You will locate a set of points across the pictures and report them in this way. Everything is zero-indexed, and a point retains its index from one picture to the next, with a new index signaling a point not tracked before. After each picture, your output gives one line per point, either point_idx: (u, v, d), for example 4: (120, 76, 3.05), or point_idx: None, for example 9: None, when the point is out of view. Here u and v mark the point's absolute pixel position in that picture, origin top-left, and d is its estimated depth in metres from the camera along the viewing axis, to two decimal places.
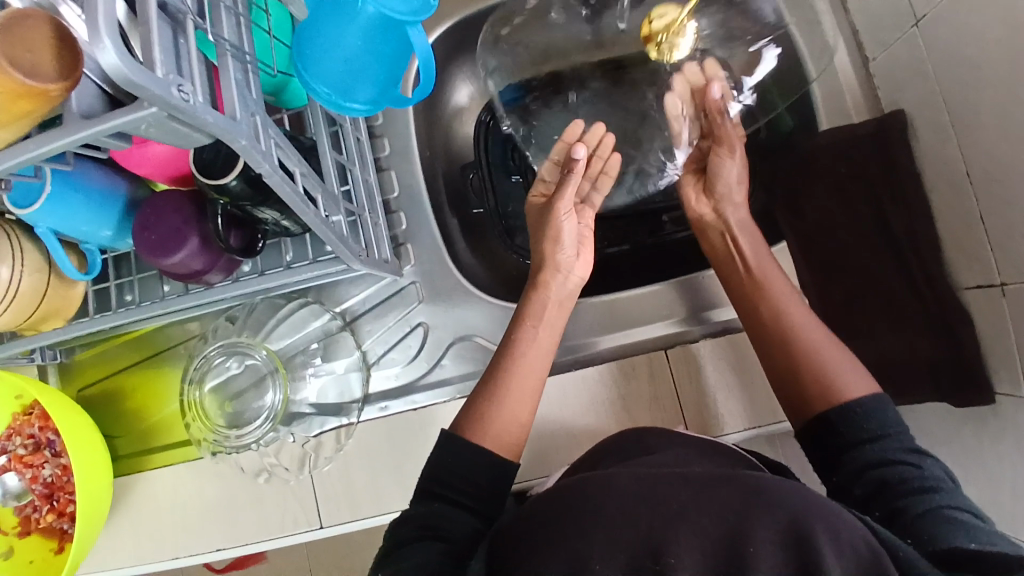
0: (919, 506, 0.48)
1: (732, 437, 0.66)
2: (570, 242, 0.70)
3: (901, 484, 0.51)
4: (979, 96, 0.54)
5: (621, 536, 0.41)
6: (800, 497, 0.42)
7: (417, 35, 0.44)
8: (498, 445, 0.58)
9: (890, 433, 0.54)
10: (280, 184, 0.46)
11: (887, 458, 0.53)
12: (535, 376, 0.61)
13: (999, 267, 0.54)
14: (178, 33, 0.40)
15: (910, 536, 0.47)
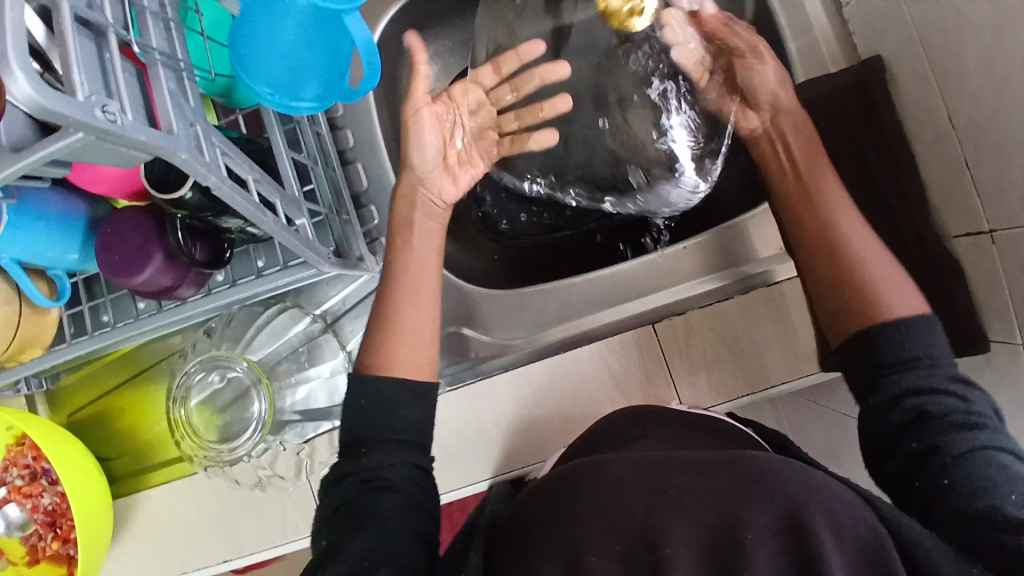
0: (959, 442, 0.47)
1: (725, 406, 0.66)
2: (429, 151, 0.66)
3: (945, 417, 0.48)
4: (961, 40, 0.51)
5: (615, 527, 0.41)
6: (797, 480, 0.42)
7: (356, 22, 0.42)
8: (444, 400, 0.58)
9: (937, 359, 0.51)
10: (232, 194, 0.44)
11: (938, 386, 0.49)
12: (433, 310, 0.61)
13: (986, 213, 0.52)
14: (102, 48, 0.38)
15: (946, 478, 0.46)
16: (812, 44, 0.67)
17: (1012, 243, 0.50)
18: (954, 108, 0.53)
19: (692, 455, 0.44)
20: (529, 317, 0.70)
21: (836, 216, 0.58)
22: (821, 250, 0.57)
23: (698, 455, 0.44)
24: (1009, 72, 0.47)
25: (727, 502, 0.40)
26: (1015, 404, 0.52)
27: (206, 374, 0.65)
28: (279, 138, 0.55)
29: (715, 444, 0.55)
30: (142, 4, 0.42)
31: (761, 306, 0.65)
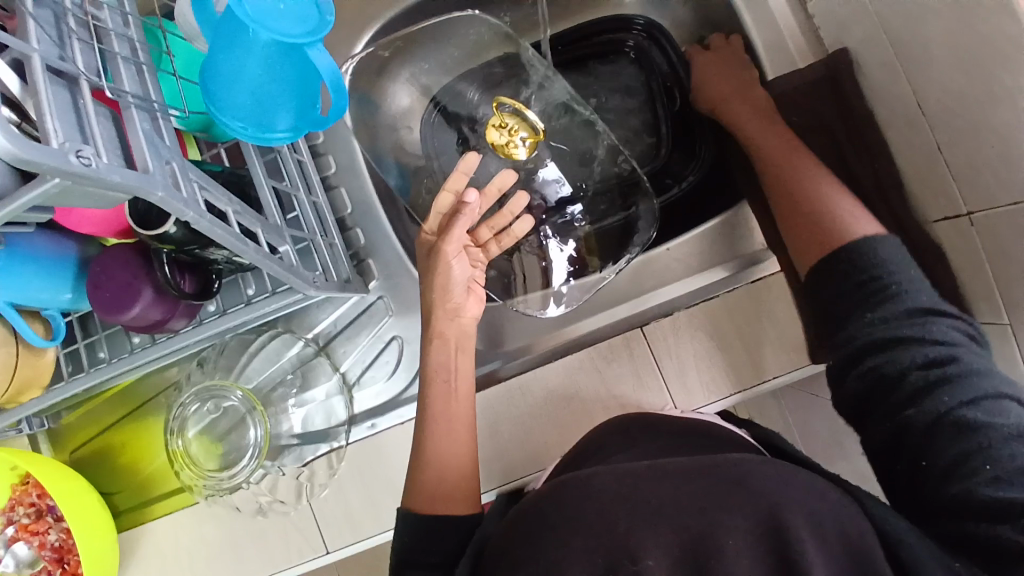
0: (931, 405, 0.45)
1: (713, 408, 0.66)
2: (461, 289, 0.63)
3: (907, 375, 0.47)
4: (923, 25, 0.51)
5: (597, 541, 0.41)
6: (776, 479, 0.43)
7: (318, 53, 0.44)
8: (440, 423, 0.59)
9: (891, 309, 0.50)
10: (211, 227, 0.45)
11: (896, 339, 0.48)
12: (468, 424, 0.60)
13: (964, 198, 0.53)
14: (75, 95, 0.39)
15: (926, 458, 0.44)
16: (778, 41, 0.69)
17: (991, 225, 0.51)
18: (922, 95, 0.54)
19: (678, 464, 0.45)
20: (529, 328, 0.75)
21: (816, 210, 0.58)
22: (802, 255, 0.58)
23: (686, 465, 0.45)
24: (970, 55, 0.48)
25: (712, 508, 0.42)
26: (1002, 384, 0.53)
27: (202, 404, 0.66)
28: (258, 169, 0.55)
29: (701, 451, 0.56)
30: (113, 50, 0.44)
31: (748, 304, 0.65)
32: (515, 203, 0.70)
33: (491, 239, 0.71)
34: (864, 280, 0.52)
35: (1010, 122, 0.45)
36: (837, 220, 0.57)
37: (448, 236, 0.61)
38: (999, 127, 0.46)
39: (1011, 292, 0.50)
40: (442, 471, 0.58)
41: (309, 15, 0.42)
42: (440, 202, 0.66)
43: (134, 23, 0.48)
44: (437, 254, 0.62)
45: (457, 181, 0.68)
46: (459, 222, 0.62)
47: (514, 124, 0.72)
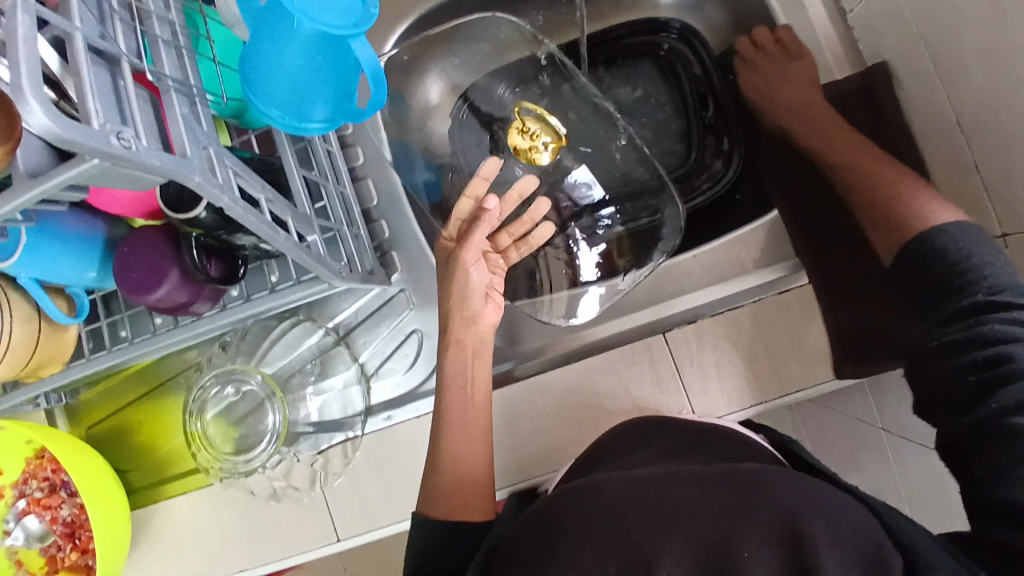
0: (984, 410, 0.42)
1: (734, 417, 0.65)
2: (479, 295, 0.63)
3: (968, 374, 0.43)
4: (963, 40, 0.52)
5: (610, 550, 0.41)
6: (794, 490, 0.44)
7: (361, 45, 0.43)
8: (455, 423, 0.60)
9: (960, 301, 0.46)
10: (244, 215, 0.45)
11: (965, 336, 0.45)
12: (483, 428, 0.60)
13: (999, 217, 0.52)
14: (116, 77, 0.39)
15: (979, 465, 0.42)
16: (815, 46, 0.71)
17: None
18: (958, 106, 0.54)
19: (697, 474, 0.46)
20: (547, 329, 0.74)
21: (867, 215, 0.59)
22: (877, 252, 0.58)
23: (704, 477, 0.45)
24: (1011, 71, 0.48)
25: (729, 516, 0.42)
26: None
27: (222, 387, 0.67)
28: (290, 158, 0.55)
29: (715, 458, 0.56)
30: (155, 33, 0.44)
31: (772, 313, 0.64)
32: (536, 209, 0.70)
33: (511, 245, 0.70)
34: (938, 275, 0.49)
35: None
36: (913, 212, 0.54)
37: (467, 244, 0.60)
38: None
39: None
40: (455, 468, 0.58)
41: (353, 8, 0.42)
42: (461, 208, 0.66)
43: (176, 7, 0.48)
44: (455, 259, 0.61)
45: (478, 186, 0.68)
46: (480, 230, 0.62)
47: (536, 130, 0.73)
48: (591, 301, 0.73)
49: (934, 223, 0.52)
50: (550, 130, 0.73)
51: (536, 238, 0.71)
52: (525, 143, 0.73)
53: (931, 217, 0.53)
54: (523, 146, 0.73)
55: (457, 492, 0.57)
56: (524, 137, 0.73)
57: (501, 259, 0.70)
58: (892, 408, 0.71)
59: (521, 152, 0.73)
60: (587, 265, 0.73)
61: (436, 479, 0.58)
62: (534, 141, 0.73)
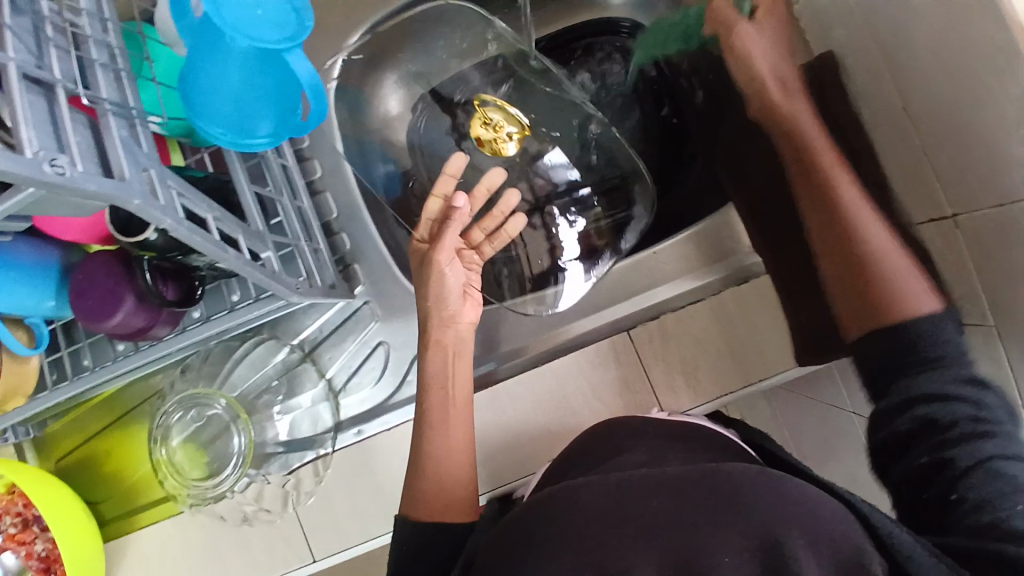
0: (961, 457, 0.47)
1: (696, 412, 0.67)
2: (456, 296, 0.62)
3: (952, 427, 0.48)
4: (908, 29, 0.52)
5: (585, 559, 0.41)
6: (771, 492, 0.43)
7: (297, 59, 0.43)
8: (438, 437, 0.59)
9: (950, 360, 0.50)
10: (189, 235, 0.44)
11: (951, 392, 0.49)
12: (464, 441, 0.59)
13: (948, 200, 0.52)
14: (52, 104, 0.39)
15: (954, 492, 0.47)
16: None
17: (977, 228, 0.50)
18: (908, 96, 0.54)
19: (671, 474, 0.45)
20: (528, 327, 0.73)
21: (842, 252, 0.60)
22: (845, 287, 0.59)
23: (679, 479, 0.45)
24: (958, 57, 0.47)
25: (704, 525, 0.42)
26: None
27: (185, 412, 0.66)
28: (240, 175, 0.55)
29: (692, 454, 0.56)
30: (91, 57, 0.43)
31: (735, 306, 0.65)
32: (506, 202, 0.71)
33: (484, 241, 0.71)
34: (912, 347, 0.52)
35: (998, 127, 0.46)
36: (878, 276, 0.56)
37: (438, 244, 0.61)
38: (986, 134, 0.47)
39: (1007, 304, 0.48)
40: (435, 474, 0.58)
41: (287, 22, 0.42)
42: (430, 208, 0.67)
43: (115, 30, 0.47)
44: (431, 264, 0.61)
45: (445, 184, 0.69)
46: (452, 228, 0.63)
47: (499, 119, 0.72)
48: (576, 284, 0.72)
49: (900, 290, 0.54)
50: (512, 118, 0.72)
51: (510, 231, 0.71)
52: (490, 135, 0.72)
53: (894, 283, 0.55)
54: (484, 137, 0.72)
55: (441, 494, 0.57)
56: (485, 128, 0.72)
57: (476, 255, 0.70)
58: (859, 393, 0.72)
59: (484, 143, 0.73)
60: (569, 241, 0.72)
61: (420, 484, 0.57)
62: (497, 132, 0.72)
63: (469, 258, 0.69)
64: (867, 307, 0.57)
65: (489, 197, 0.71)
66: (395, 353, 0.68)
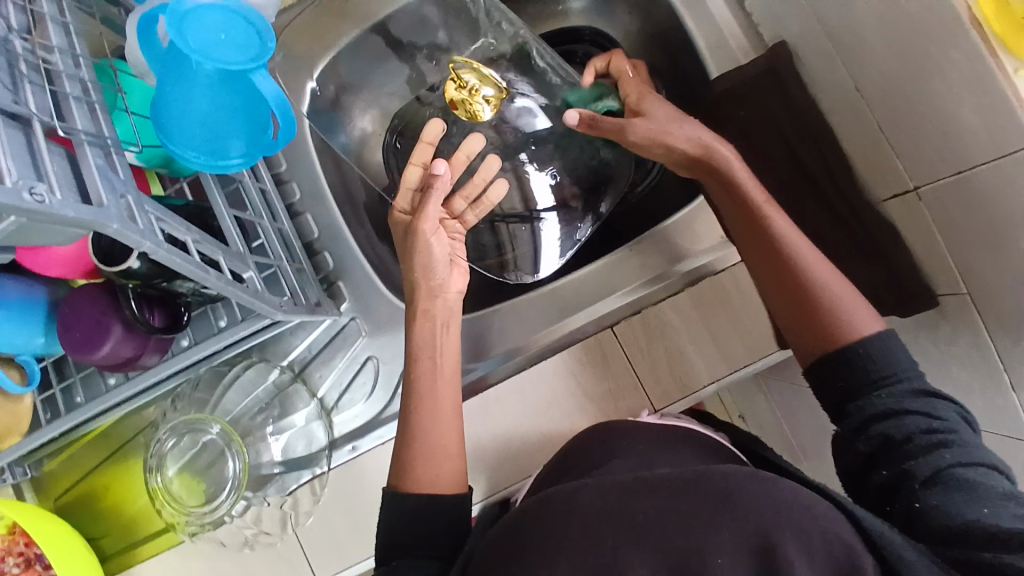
0: (925, 466, 0.46)
1: (674, 409, 0.68)
2: (444, 265, 0.63)
3: (912, 439, 0.48)
4: (854, 12, 0.54)
5: (581, 561, 0.42)
6: (766, 491, 0.44)
7: (263, 78, 0.45)
8: (430, 456, 0.58)
9: (898, 377, 0.51)
10: (170, 256, 0.45)
11: (899, 407, 0.50)
12: (453, 424, 0.59)
13: (909, 173, 0.55)
14: (29, 137, 0.40)
15: (918, 500, 0.46)
16: (720, 40, 0.69)
17: (937, 197, 0.53)
18: (858, 78, 0.57)
19: None
20: (516, 327, 0.72)
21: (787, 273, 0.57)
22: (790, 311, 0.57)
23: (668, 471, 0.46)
24: (902, 33, 0.49)
25: (699, 526, 0.42)
26: (954, 350, 0.55)
27: (180, 439, 0.66)
28: (218, 200, 0.56)
29: (681, 462, 0.58)
30: (65, 91, 0.44)
31: (712, 297, 0.67)
32: (488, 167, 0.67)
33: (466, 209, 0.69)
34: (864, 376, 0.52)
35: (946, 94, 0.47)
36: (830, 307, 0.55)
37: (422, 215, 0.60)
38: (937, 101, 0.49)
39: (970, 265, 0.51)
40: (424, 444, 0.58)
41: (251, 44, 0.44)
42: (409, 177, 0.65)
43: (88, 65, 0.48)
44: (414, 234, 0.61)
45: (423, 152, 0.66)
46: (434, 198, 0.62)
47: (474, 82, 0.65)
48: (552, 237, 0.73)
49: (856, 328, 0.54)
50: (488, 77, 0.65)
51: (491, 199, 0.69)
52: (466, 97, 0.65)
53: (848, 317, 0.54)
54: (457, 99, 0.65)
55: (429, 464, 0.58)
56: (459, 87, 0.65)
57: (457, 224, 0.69)
58: None
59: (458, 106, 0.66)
60: (541, 191, 0.70)
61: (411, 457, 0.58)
62: (473, 92, 0.65)
63: (449, 228, 0.68)
64: (814, 334, 0.55)
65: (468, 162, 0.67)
66: (383, 367, 0.69)
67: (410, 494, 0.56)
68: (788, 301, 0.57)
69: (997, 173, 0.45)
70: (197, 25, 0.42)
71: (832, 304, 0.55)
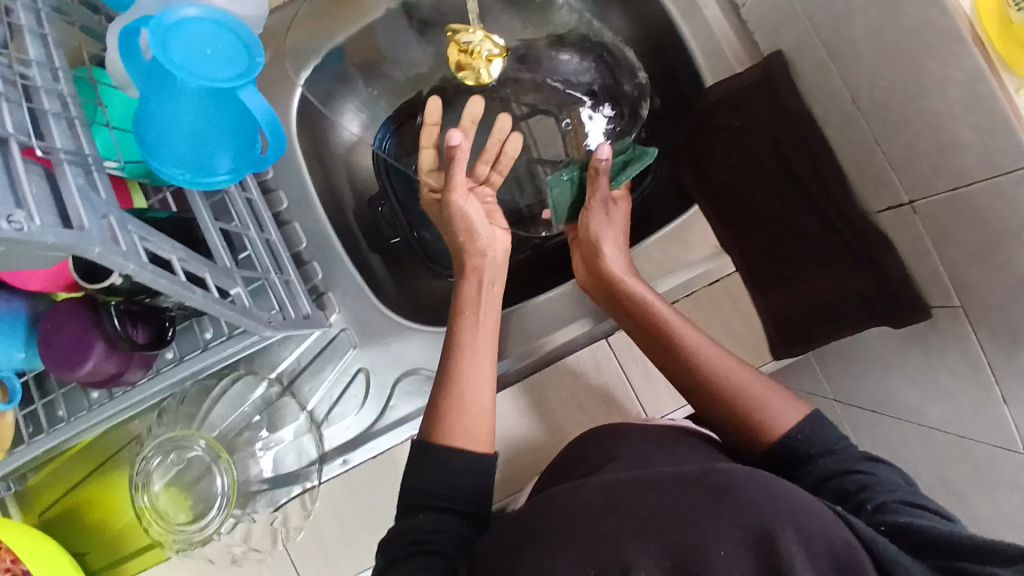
0: (881, 499, 0.48)
1: (675, 413, 0.69)
2: (483, 224, 0.67)
3: (864, 488, 0.49)
4: (849, 23, 0.53)
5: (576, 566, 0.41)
6: (765, 491, 0.42)
7: (250, 95, 0.43)
8: (465, 436, 0.57)
9: (838, 449, 0.53)
10: (155, 278, 0.44)
11: (846, 470, 0.51)
12: (487, 377, 0.61)
13: (904, 187, 0.54)
14: (5, 160, 0.38)
15: (884, 524, 0.45)
16: (715, 49, 0.70)
17: (932, 211, 0.52)
18: (854, 90, 0.56)
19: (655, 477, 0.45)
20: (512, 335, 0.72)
21: (717, 379, 0.59)
22: (728, 418, 0.58)
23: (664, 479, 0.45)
24: (900, 47, 0.49)
25: (692, 520, 0.41)
26: (943, 360, 0.55)
27: (165, 456, 0.65)
28: (201, 210, 0.55)
29: (678, 456, 0.56)
30: (43, 107, 0.43)
31: None
32: (500, 128, 0.63)
33: (490, 171, 0.70)
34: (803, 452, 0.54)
35: (943, 110, 0.47)
36: (762, 415, 0.56)
37: (452, 184, 0.65)
38: (933, 116, 0.48)
39: (963, 279, 0.51)
40: (460, 396, 0.58)
41: (239, 59, 0.42)
42: (425, 161, 0.68)
43: (67, 78, 0.46)
44: (449, 205, 0.66)
45: (429, 135, 0.65)
46: (456, 168, 0.65)
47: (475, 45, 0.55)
48: None
49: (787, 426, 0.55)
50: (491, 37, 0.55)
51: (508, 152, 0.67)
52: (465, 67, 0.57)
53: (778, 419, 0.56)
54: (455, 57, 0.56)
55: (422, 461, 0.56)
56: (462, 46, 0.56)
57: (488, 187, 0.71)
58: (834, 380, 0.71)
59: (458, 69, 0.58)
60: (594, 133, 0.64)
61: (446, 406, 0.58)
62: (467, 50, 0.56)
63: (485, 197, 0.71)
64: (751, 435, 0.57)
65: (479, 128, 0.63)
66: (373, 378, 0.67)
67: (447, 446, 0.55)
68: (727, 416, 0.58)
69: (995, 190, 0.45)
70: (182, 37, 0.40)
71: (757, 404, 0.57)
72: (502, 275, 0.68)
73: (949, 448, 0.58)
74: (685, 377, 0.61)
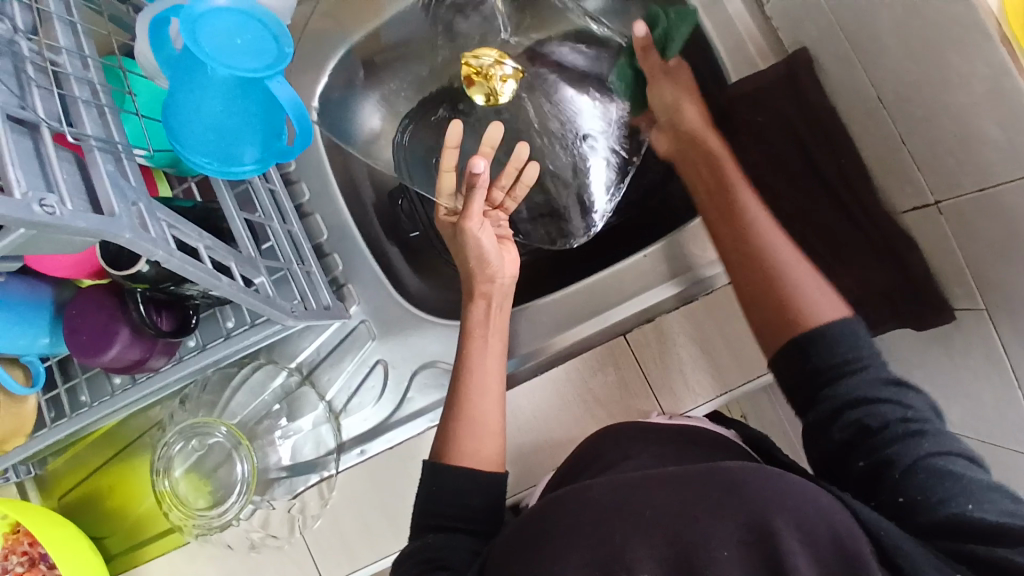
0: (905, 458, 0.47)
1: (700, 408, 0.67)
2: (495, 253, 0.67)
3: (888, 428, 0.49)
4: (875, 19, 0.53)
5: (590, 556, 0.41)
6: (775, 487, 0.42)
7: (279, 85, 0.44)
8: (476, 458, 0.58)
9: (868, 364, 0.52)
10: (183, 265, 0.44)
11: (869, 398, 0.50)
12: (497, 399, 0.61)
13: (930, 186, 0.54)
14: (38, 145, 0.39)
15: (902, 494, 0.46)
16: (738, 42, 0.69)
17: (957, 211, 0.52)
18: (879, 86, 0.56)
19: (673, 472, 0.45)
20: (529, 332, 0.71)
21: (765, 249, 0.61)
22: (762, 291, 0.59)
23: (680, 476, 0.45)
24: (926, 44, 0.48)
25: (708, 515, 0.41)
26: (967, 361, 0.55)
27: (186, 442, 0.66)
28: (230, 205, 0.56)
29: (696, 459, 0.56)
30: (73, 94, 0.43)
31: (724, 304, 0.67)
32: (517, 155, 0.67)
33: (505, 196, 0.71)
34: (836, 368, 0.53)
35: (968, 105, 0.47)
36: (797, 294, 0.57)
37: (467, 214, 0.64)
38: (958, 113, 0.48)
39: (989, 279, 0.50)
40: (468, 416, 0.60)
41: (267, 50, 0.42)
42: (444, 183, 0.68)
43: (96, 67, 0.47)
44: (462, 233, 0.66)
45: (450, 156, 0.66)
46: (475, 198, 0.64)
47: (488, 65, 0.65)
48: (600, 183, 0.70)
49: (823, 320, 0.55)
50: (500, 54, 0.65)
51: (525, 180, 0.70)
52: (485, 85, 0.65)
53: (814, 306, 0.56)
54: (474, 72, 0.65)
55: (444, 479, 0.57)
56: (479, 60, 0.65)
57: (502, 213, 0.72)
58: None
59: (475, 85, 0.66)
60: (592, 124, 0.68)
61: (457, 427, 0.59)
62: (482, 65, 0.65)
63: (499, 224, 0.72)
64: (779, 319, 0.57)
65: (499, 151, 0.67)
66: (392, 370, 0.68)
67: (456, 468, 0.57)
68: (758, 292, 0.59)
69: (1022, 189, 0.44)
70: (210, 28, 0.41)
71: (797, 288, 0.58)
72: (508, 295, 0.68)
73: (976, 449, 0.57)
74: (733, 242, 0.63)
